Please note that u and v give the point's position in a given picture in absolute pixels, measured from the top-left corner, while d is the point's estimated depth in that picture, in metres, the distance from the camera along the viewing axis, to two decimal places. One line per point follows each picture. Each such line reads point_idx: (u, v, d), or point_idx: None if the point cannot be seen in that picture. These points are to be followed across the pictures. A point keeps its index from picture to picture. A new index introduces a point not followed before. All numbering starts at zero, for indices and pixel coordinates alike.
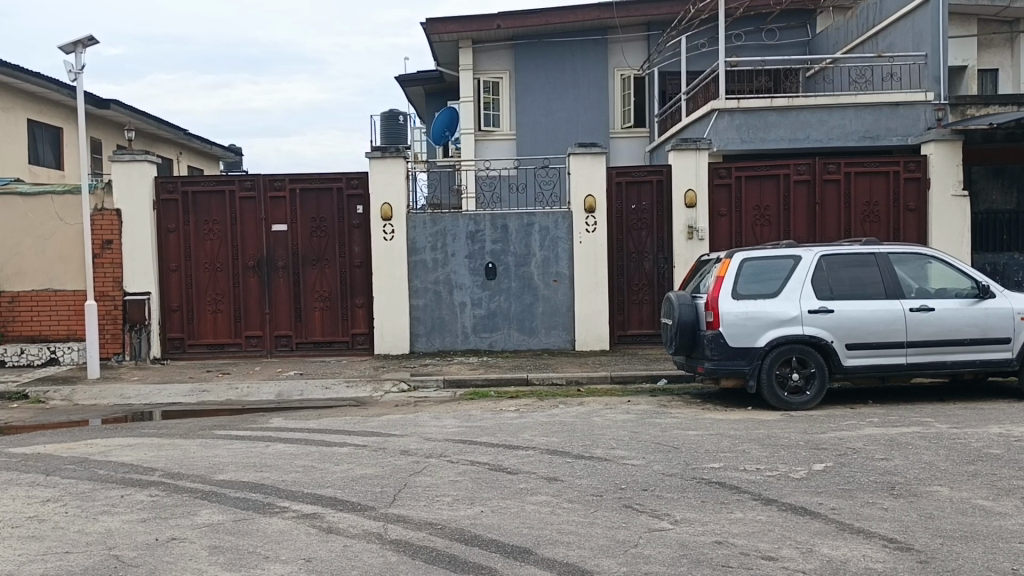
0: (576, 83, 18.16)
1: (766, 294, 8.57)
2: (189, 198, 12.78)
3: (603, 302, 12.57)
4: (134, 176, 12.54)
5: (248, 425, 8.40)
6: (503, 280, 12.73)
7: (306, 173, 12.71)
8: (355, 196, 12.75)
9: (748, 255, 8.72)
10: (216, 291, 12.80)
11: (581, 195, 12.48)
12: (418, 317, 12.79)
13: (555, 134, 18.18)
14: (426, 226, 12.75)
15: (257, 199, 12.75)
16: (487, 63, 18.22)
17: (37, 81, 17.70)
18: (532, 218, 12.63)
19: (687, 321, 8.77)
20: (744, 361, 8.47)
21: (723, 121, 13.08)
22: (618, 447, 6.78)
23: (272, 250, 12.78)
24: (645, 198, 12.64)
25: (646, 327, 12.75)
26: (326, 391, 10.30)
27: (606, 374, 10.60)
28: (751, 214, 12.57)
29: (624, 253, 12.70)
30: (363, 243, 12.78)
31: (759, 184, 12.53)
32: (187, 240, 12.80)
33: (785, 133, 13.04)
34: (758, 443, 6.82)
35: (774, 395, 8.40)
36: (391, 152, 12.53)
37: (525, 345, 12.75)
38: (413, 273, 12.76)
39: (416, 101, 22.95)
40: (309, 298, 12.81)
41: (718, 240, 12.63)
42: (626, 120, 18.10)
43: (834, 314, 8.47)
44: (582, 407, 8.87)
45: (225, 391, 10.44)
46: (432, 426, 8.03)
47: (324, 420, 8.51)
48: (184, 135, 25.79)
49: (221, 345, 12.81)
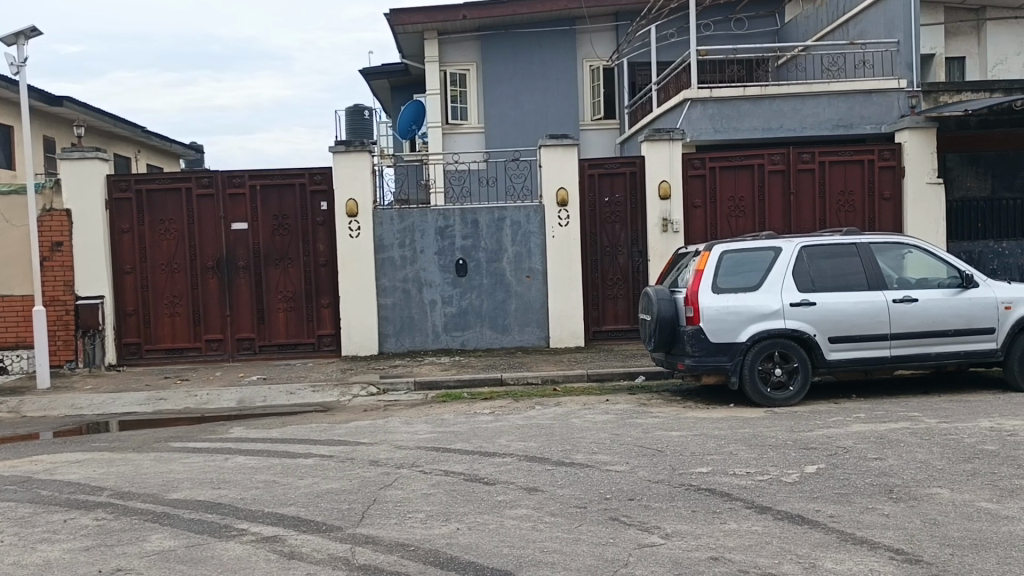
0: (545, 74, 17.79)
1: (747, 287, 8.28)
2: (143, 196, 12.22)
3: (577, 298, 12.24)
4: (85, 174, 11.94)
5: (207, 435, 7.95)
6: (473, 277, 12.34)
7: (266, 169, 12.21)
8: (318, 192, 12.27)
9: (728, 247, 8.42)
10: (174, 293, 12.27)
11: (553, 188, 12.13)
12: (387, 317, 12.35)
13: (524, 126, 17.80)
14: (394, 222, 12.31)
15: (216, 196, 12.23)
16: (453, 55, 17.80)
17: None
18: (503, 212, 12.26)
19: (667, 317, 8.45)
20: (726, 357, 8.17)
21: (695, 110, 12.79)
22: (599, 452, 6.44)
23: (232, 249, 12.27)
24: (618, 190, 12.32)
25: (621, 322, 12.43)
26: (290, 396, 9.85)
27: (582, 372, 10.26)
28: (726, 205, 12.30)
29: (598, 247, 12.37)
30: (327, 241, 12.31)
31: (734, 174, 12.26)
32: (143, 241, 12.25)
33: (759, 122, 12.79)
34: (745, 444, 6.52)
35: (757, 392, 8.13)
36: (355, 146, 12.09)
37: (498, 343, 12.38)
38: (380, 272, 12.32)
39: (380, 95, 22.44)
40: (273, 299, 12.32)
41: (693, 232, 12.35)
42: (596, 112, 17.79)
43: (817, 306, 8.20)
44: (559, 408, 8.53)
45: (184, 399, 9.94)
46: (402, 432, 7.63)
47: (289, 428, 8.08)
48: (142, 133, 24.99)
49: (180, 350, 12.28)
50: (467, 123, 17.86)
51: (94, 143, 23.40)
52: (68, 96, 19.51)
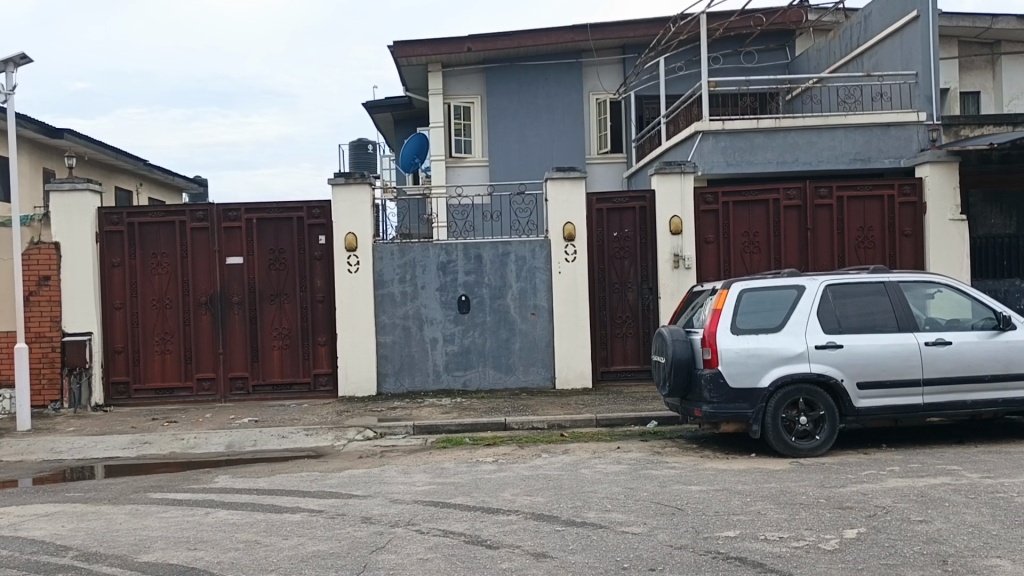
0: (551, 106, 17.45)
1: (768, 328, 7.76)
2: (136, 229, 11.79)
3: (585, 337, 11.72)
4: (74, 207, 11.51)
5: (190, 485, 7.40)
6: (476, 314, 11.83)
7: (264, 201, 11.78)
8: (316, 226, 11.83)
9: (747, 285, 7.92)
10: (165, 330, 11.78)
11: (560, 222, 11.67)
12: (386, 355, 11.82)
13: (529, 159, 17.42)
14: (394, 257, 11.83)
15: (210, 230, 11.79)
16: (458, 88, 17.50)
17: None
18: (508, 247, 11.80)
19: (682, 359, 7.92)
20: (746, 403, 7.63)
21: (707, 143, 12.35)
22: (613, 510, 5.87)
23: (226, 284, 11.80)
24: (627, 225, 11.86)
25: (631, 362, 11.89)
26: (281, 441, 9.30)
27: (591, 416, 9.70)
28: (740, 241, 11.83)
29: (606, 284, 11.89)
30: (325, 276, 11.85)
31: (748, 209, 11.81)
32: (133, 275, 11.79)
33: (773, 155, 12.35)
34: (773, 502, 5.96)
35: (781, 441, 7.57)
36: (355, 178, 11.66)
37: (501, 384, 11.83)
38: (380, 308, 11.82)
39: (384, 128, 22.13)
40: (267, 337, 11.81)
41: (705, 269, 11.86)
42: (603, 145, 17.40)
43: (844, 349, 7.68)
44: (567, 457, 7.96)
45: (169, 442, 9.39)
46: (400, 484, 7.07)
47: (278, 478, 7.52)
48: (143, 166, 24.64)
49: (169, 390, 11.76)
50: (471, 156, 17.47)
51: (94, 176, 23.02)
52: (67, 128, 19.15)
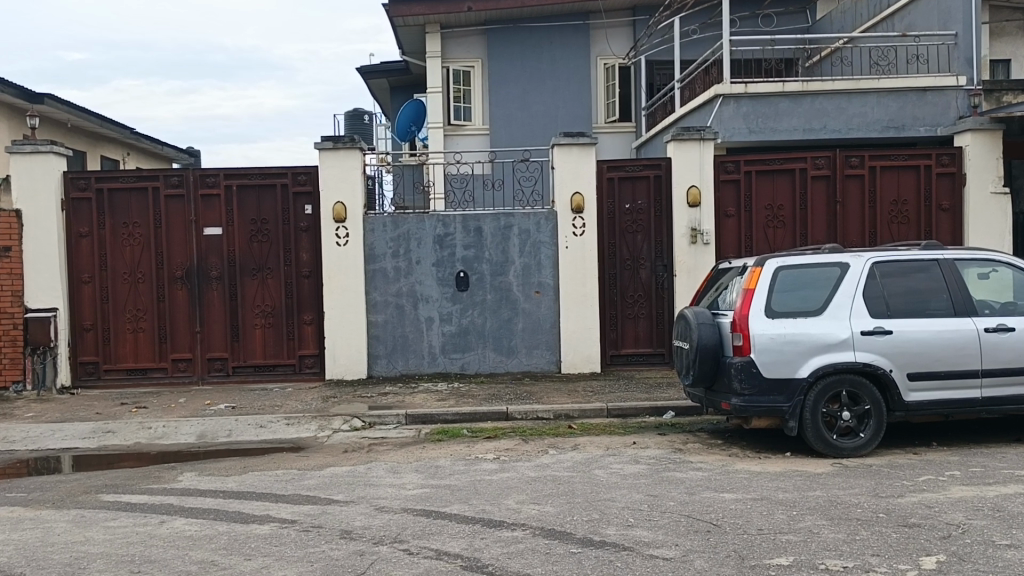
0: (556, 71, 16.38)
1: (807, 311, 6.84)
2: (105, 196, 10.80)
3: (593, 317, 10.80)
4: (37, 171, 10.52)
5: (149, 484, 6.49)
6: (475, 292, 10.90)
7: (245, 167, 10.81)
8: (302, 194, 10.87)
9: (783, 262, 6.97)
10: (138, 306, 10.85)
11: (567, 192, 10.71)
12: (377, 336, 10.90)
13: (532, 127, 16.35)
14: (386, 229, 10.87)
15: (186, 198, 10.82)
16: (457, 51, 16.45)
17: None
18: (510, 219, 10.84)
19: (709, 344, 7.00)
20: (782, 396, 6.73)
21: (728, 108, 11.33)
22: (636, 525, 4.98)
23: (204, 257, 10.86)
24: (640, 196, 10.90)
25: (642, 345, 10.98)
26: (259, 432, 8.40)
27: (602, 406, 8.81)
28: (762, 214, 10.87)
29: (616, 260, 10.94)
30: (311, 249, 10.90)
31: (772, 180, 10.84)
32: (103, 246, 10.83)
33: (799, 121, 11.34)
34: (824, 517, 5.06)
35: (820, 439, 6.69)
36: (344, 142, 10.68)
37: (502, 367, 10.92)
38: (370, 285, 10.88)
39: (379, 95, 21.07)
40: (248, 314, 10.89)
41: (724, 245, 10.92)
42: (611, 113, 16.42)
43: (893, 336, 6.77)
44: (577, 454, 7.06)
45: (134, 432, 8.47)
46: (387, 486, 6.17)
47: (249, 477, 6.62)
48: (131, 135, 23.58)
49: (142, 371, 10.86)
50: (470, 124, 16.46)
51: (79, 144, 21.98)
52: (49, 93, 18.10)
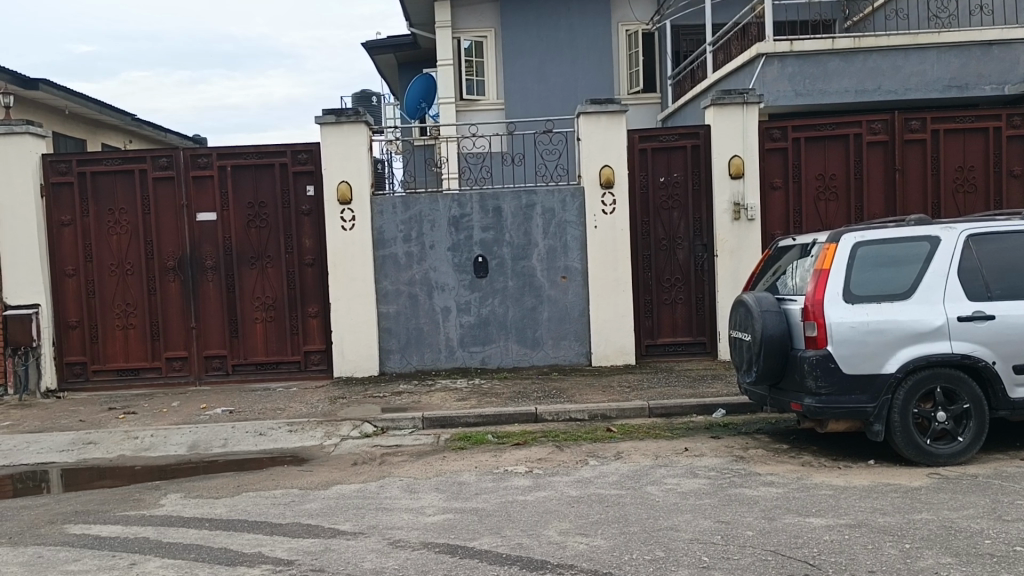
0: (575, 39, 15.26)
1: (893, 293, 5.80)
2: (88, 180, 9.84)
3: (626, 304, 9.79)
4: (11, 154, 9.54)
5: (124, 511, 5.53)
6: (496, 278, 9.90)
7: (240, 145, 9.82)
8: (303, 174, 9.88)
9: (862, 237, 5.92)
10: (128, 300, 9.92)
11: (596, 166, 9.67)
12: (388, 328, 9.93)
13: (550, 100, 15.25)
14: (397, 211, 9.86)
15: (176, 181, 9.86)
16: (469, 20, 15.36)
17: None
18: (532, 197, 9.82)
19: (775, 335, 5.99)
20: (865, 395, 5.73)
21: (772, 68, 10.22)
22: (714, 568, 3.98)
23: (198, 245, 9.90)
24: (676, 168, 9.84)
25: (680, 334, 9.97)
26: (257, 441, 7.45)
27: (643, 405, 7.81)
28: (813, 186, 9.81)
29: (651, 240, 9.90)
30: (315, 234, 9.92)
31: (823, 147, 9.77)
32: (87, 236, 9.89)
33: (850, 82, 10.24)
34: (947, 553, 4.05)
35: (911, 444, 5.69)
36: (348, 116, 9.68)
37: (526, 361, 9.94)
38: (380, 272, 9.90)
39: (387, 72, 20.03)
40: (248, 307, 9.95)
41: (770, 220, 9.87)
42: (634, 84, 15.33)
43: (995, 321, 5.74)
44: (623, 465, 6.06)
45: (119, 443, 7.53)
46: (403, 512, 5.20)
47: (241, 501, 5.65)
48: (132, 122, 22.65)
49: (134, 371, 9.96)
50: (484, 99, 15.41)
51: (78, 132, 21.07)
52: (43, 78, 17.16)
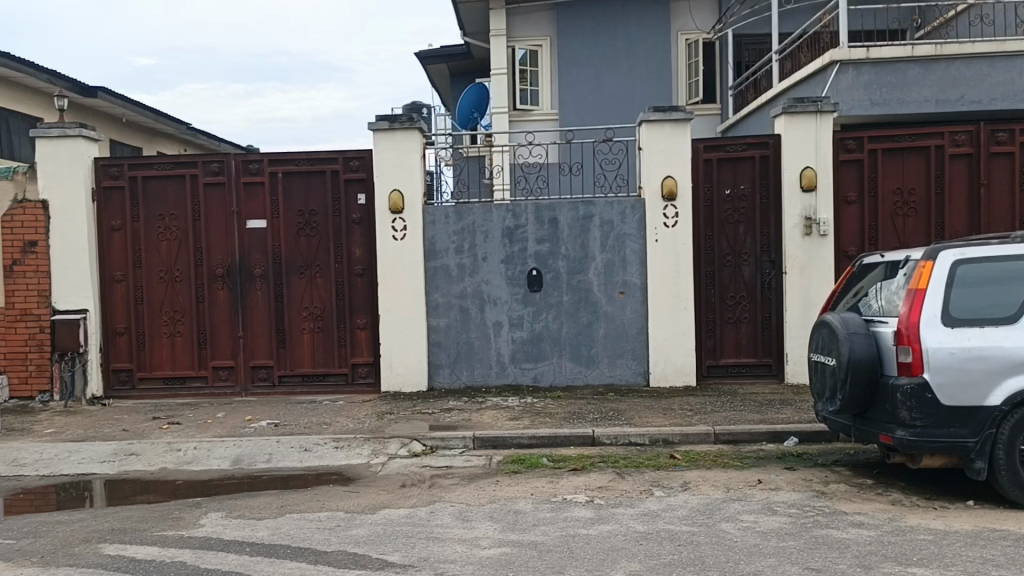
0: (633, 48, 14.83)
1: (997, 318, 5.26)
2: (139, 184, 9.71)
3: (688, 323, 9.31)
4: (64, 158, 9.44)
5: (162, 531, 5.23)
6: (550, 292, 9.50)
7: (292, 151, 9.60)
8: (355, 181, 9.63)
9: (962, 255, 5.38)
10: (176, 307, 9.75)
11: (658, 177, 9.23)
12: (438, 342, 9.58)
13: (607, 110, 14.84)
14: (449, 221, 9.54)
15: (227, 186, 9.67)
16: (524, 28, 15.05)
17: (15, 65, 14.11)
18: (590, 208, 9.41)
19: (863, 360, 5.48)
20: (965, 429, 5.19)
21: (847, 76, 9.69)
22: None
23: (247, 253, 9.70)
24: (743, 179, 9.36)
25: (745, 354, 9.45)
26: (302, 458, 7.14)
27: (709, 430, 7.31)
28: (890, 201, 9.24)
29: (715, 255, 9.41)
30: (365, 243, 9.65)
31: (902, 159, 9.19)
32: (137, 241, 9.75)
33: (931, 91, 9.65)
34: None
35: (1018, 485, 5.13)
36: (402, 122, 9.39)
37: (581, 379, 9.50)
38: (430, 284, 9.57)
39: (439, 82, 19.83)
40: (296, 317, 9.70)
41: (843, 236, 9.33)
42: (694, 94, 14.85)
43: None
44: (692, 498, 5.59)
45: (161, 455, 7.28)
46: (455, 543, 4.80)
47: (285, 523, 5.32)
48: (188, 130, 22.83)
49: (180, 380, 9.77)
50: (539, 109, 15.06)
51: (133, 140, 21.24)
52: (102, 86, 17.29)
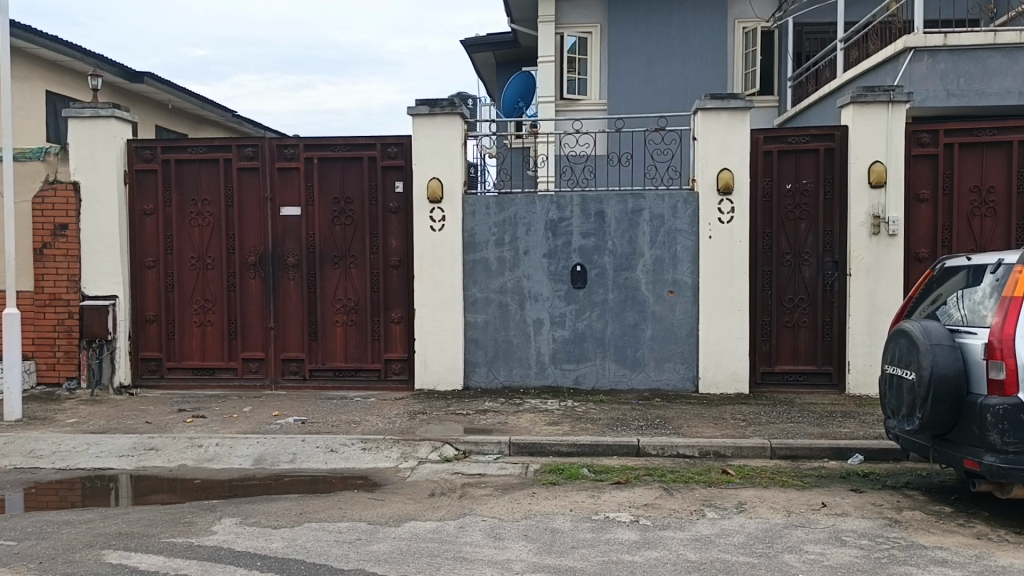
0: (687, 37, 14.19)
1: None
2: (172, 168, 9.41)
3: (741, 325, 8.71)
4: (97, 139, 9.17)
5: (171, 537, 4.86)
6: (595, 290, 8.98)
7: (329, 136, 9.22)
8: (393, 168, 9.21)
9: None
10: (207, 296, 9.45)
11: (713, 169, 8.64)
12: (475, 339, 9.13)
13: (658, 101, 14.22)
14: (490, 212, 9.07)
15: (261, 171, 9.33)
16: (574, 15, 14.49)
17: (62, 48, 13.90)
18: (640, 200, 8.86)
19: (948, 375, 4.87)
20: None
21: (921, 65, 8.99)
22: None
23: (281, 241, 9.35)
24: (806, 173, 8.73)
25: (802, 362, 8.83)
26: (327, 459, 6.75)
27: (765, 444, 6.74)
28: (966, 200, 8.53)
29: (773, 254, 8.80)
30: (401, 234, 9.23)
31: (981, 155, 8.48)
32: (169, 226, 9.46)
33: (1014, 82, 8.90)
34: None
35: None
36: (443, 107, 8.94)
37: (625, 383, 8.97)
38: (469, 278, 9.12)
39: (485, 71, 19.36)
40: (329, 309, 9.33)
41: (914, 237, 8.66)
42: (750, 86, 14.17)
43: None
44: (749, 522, 5.03)
45: (182, 451, 6.94)
46: (483, 566, 4.32)
47: (301, 534, 4.90)
48: (233, 118, 22.69)
49: (209, 370, 9.47)
50: (586, 99, 14.50)
51: (179, 127, 21.18)
52: (148, 72, 17.15)
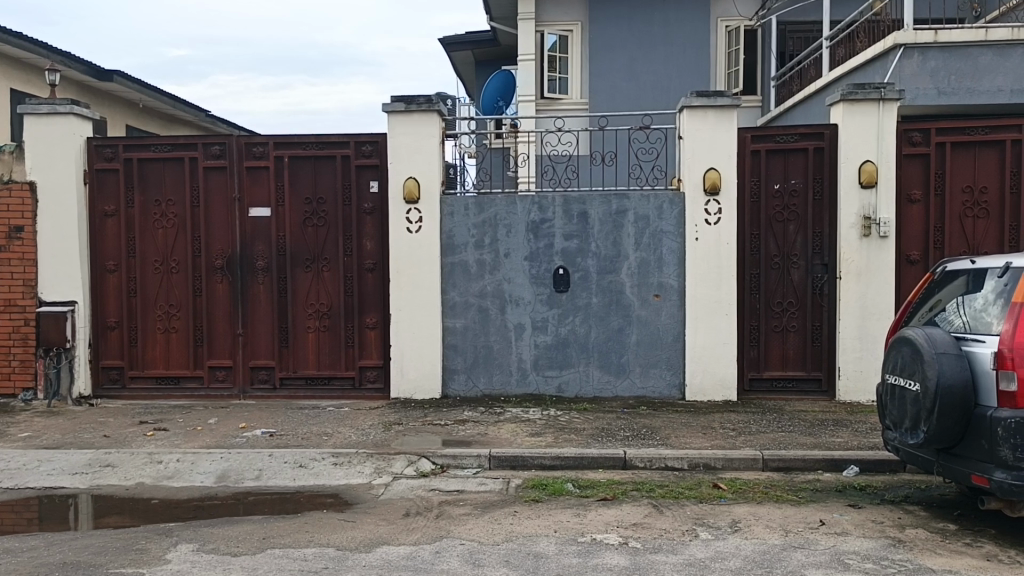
0: (669, 34, 13.91)
1: None
2: (135, 167, 8.97)
3: (729, 331, 8.42)
4: (54, 137, 8.72)
5: (120, 568, 4.45)
6: (578, 294, 8.65)
7: (300, 134, 8.83)
8: (368, 168, 8.83)
9: None
10: (172, 301, 9.02)
11: (700, 169, 8.35)
12: (453, 346, 8.78)
13: (640, 100, 13.94)
14: (469, 213, 8.72)
15: (229, 171, 8.91)
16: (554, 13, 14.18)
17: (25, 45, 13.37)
18: (624, 201, 8.55)
19: (955, 386, 4.58)
20: None
21: (911, 62, 8.75)
22: None
23: (250, 243, 8.94)
24: (794, 173, 8.45)
25: (792, 367, 8.56)
26: (296, 475, 6.36)
27: (756, 455, 6.44)
28: (958, 200, 8.30)
29: (762, 257, 8.52)
30: (376, 236, 8.86)
31: (973, 154, 8.24)
32: (131, 228, 9.02)
33: (1006, 80, 8.68)
34: None
35: None
36: (419, 104, 8.57)
37: (609, 390, 8.65)
38: (447, 282, 8.76)
39: (463, 70, 18.99)
40: (301, 314, 8.94)
41: (905, 238, 8.41)
42: (733, 85, 13.92)
43: None
44: (745, 544, 4.71)
45: (140, 468, 6.53)
46: None
47: (264, 562, 4.51)
48: (206, 118, 22.16)
49: (174, 379, 9.03)
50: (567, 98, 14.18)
51: (150, 126, 20.64)
52: (116, 70, 16.64)
